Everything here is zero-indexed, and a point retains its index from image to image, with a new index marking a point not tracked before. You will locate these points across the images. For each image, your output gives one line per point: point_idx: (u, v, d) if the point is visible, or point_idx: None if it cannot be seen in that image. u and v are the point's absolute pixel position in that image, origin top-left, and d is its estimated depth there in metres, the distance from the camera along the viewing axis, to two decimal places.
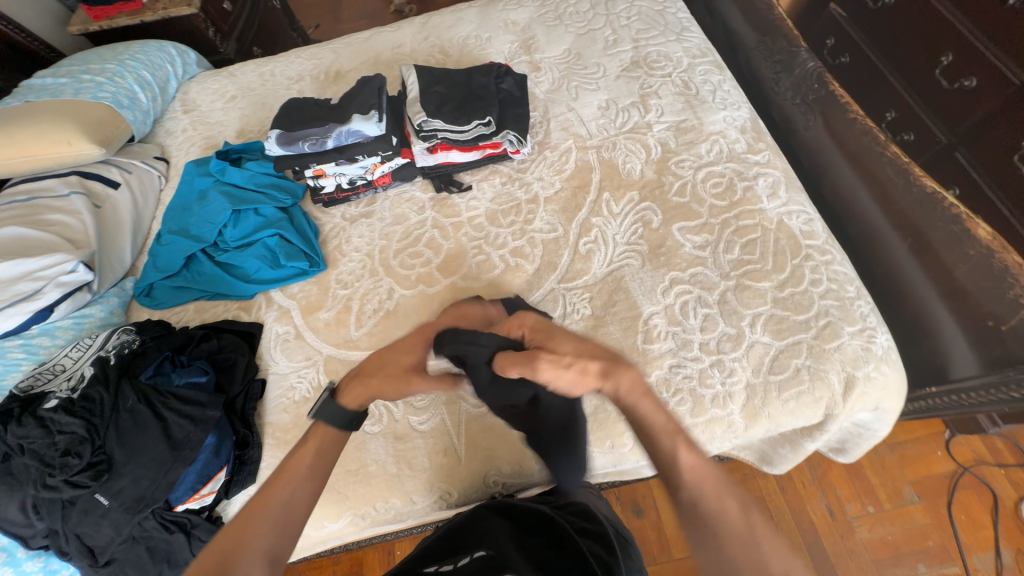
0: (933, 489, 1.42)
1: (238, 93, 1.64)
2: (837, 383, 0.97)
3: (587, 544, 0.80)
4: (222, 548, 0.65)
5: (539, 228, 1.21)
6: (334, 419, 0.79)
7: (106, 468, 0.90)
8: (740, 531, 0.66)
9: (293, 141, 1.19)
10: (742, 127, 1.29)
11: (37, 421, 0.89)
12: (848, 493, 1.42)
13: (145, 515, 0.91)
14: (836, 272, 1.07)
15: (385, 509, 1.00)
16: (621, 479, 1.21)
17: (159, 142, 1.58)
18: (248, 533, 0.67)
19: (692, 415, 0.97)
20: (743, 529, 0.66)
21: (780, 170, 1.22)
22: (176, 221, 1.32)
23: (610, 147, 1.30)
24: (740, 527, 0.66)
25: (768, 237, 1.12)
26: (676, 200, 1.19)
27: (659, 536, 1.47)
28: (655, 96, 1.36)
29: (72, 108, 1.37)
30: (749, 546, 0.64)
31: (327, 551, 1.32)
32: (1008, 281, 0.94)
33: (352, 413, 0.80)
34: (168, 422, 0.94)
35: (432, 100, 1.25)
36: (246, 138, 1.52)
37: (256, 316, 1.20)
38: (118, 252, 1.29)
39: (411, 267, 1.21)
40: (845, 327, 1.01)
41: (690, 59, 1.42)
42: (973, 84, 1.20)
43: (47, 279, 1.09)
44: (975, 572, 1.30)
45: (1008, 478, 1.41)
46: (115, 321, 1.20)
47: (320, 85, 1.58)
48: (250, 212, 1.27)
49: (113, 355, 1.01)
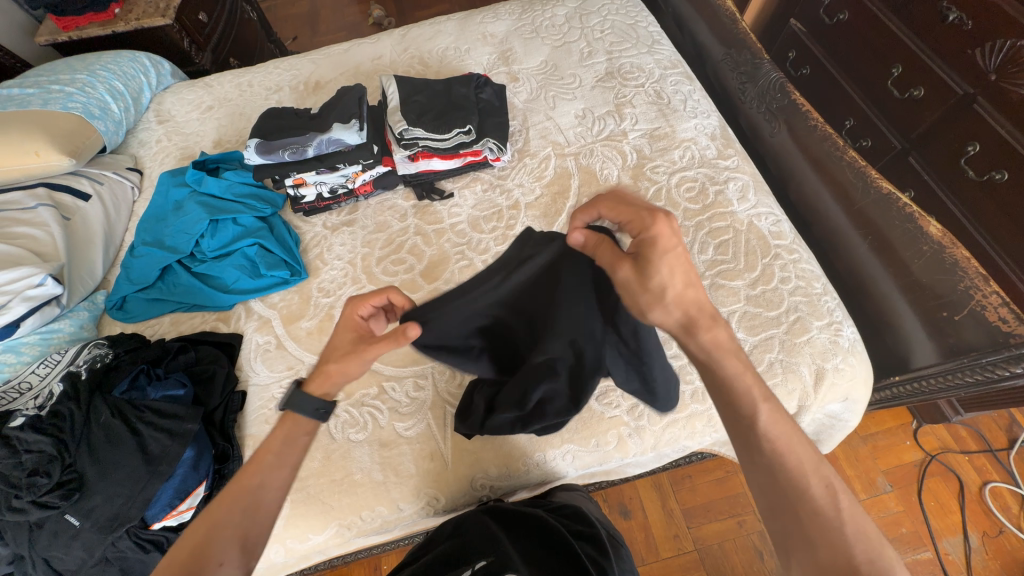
0: (904, 477, 1.48)
1: (215, 104, 1.63)
2: (809, 375, 1.02)
3: (580, 547, 0.86)
4: (193, 539, 0.67)
5: (521, 233, 1.24)
6: (303, 409, 0.76)
7: (77, 487, 0.87)
8: (822, 507, 0.60)
9: (274, 149, 1.19)
10: (712, 134, 1.35)
11: (3, 441, 0.86)
12: None
13: (120, 535, 0.88)
14: (803, 270, 1.12)
15: (371, 518, 0.99)
16: (607, 479, 1.23)
17: (132, 153, 1.55)
18: (212, 532, 0.68)
19: (673, 411, 1.02)
20: (827, 503, 0.60)
21: (749, 174, 1.27)
22: (150, 232, 1.30)
23: (588, 154, 1.34)
24: (823, 499, 0.60)
25: (739, 238, 1.17)
26: (652, 204, 1.24)
27: (646, 535, 1.49)
28: (629, 105, 1.42)
29: (40, 118, 1.34)
30: (827, 520, 0.59)
31: (311, 568, 1.29)
32: (958, 274, 1.01)
33: (318, 403, 0.77)
34: (144, 436, 0.91)
35: (413, 109, 1.27)
36: (223, 148, 1.50)
37: (236, 327, 1.18)
38: (89, 265, 1.25)
39: (395, 274, 1.21)
40: (814, 322, 1.06)
41: (662, 70, 1.48)
42: (920, 93, 1.29)
43: (12, 293, 1.05)
44: (945, 555, 1.36)
45: (971, 464, 1.49)
46: (85, 336, 1.16)
47: (299, 95, 1.59)
48: (228, 222, 1.25)
49: (84, 370, 0.98)
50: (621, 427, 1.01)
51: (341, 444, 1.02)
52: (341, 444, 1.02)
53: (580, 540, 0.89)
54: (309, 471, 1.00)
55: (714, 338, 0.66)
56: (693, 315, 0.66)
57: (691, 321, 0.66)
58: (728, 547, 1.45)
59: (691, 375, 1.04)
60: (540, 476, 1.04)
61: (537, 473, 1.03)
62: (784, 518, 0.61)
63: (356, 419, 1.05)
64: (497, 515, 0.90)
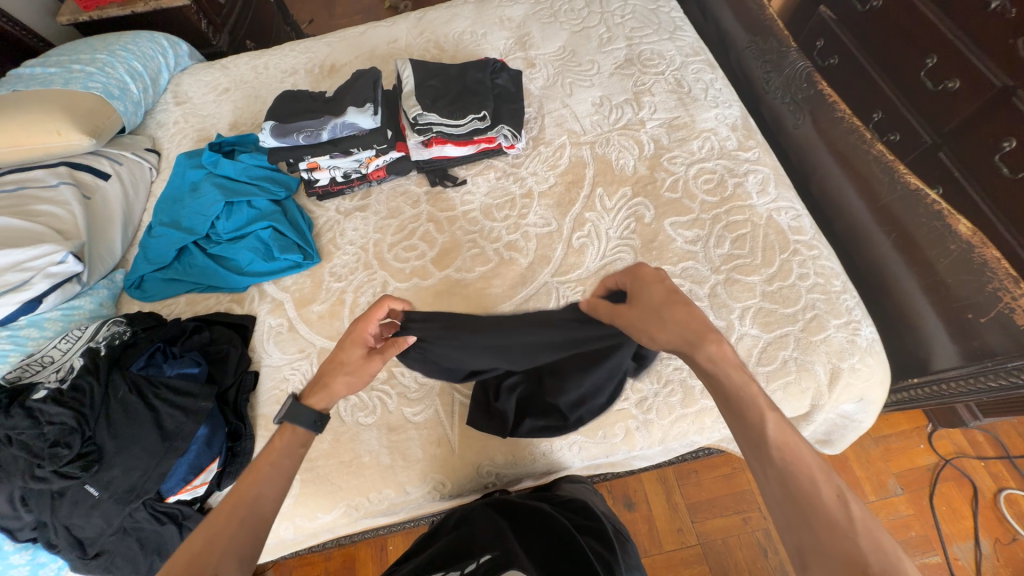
0: (916, 481, 1.45)
1: (231, 86, 1.63)
2: (823, 374, 1.00)
3: (586, 542, 0.88)
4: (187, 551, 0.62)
5: (533, 222, 1.22)
6: (299, 419, 0.76)
7: (96, 459, 0.89)
8: (837, 521, 0.55)
9: (288, 132, 1.18)
10: (733, 125, 1.31)
11: (26, 412, 0.88)
12: None
13: (136, 506, 0.91)
14: (823, 267, 1.09)
15: (378, 500, 1.01)
16: (612, 470, 1.23)
17: (150, 134, 1.56)
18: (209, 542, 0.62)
19: (682, 405, 1.01)
20: (839, 511, 0.56)
21: (770, 167, 1.24)
22: (168, 213, 1.32)
23: (604, 143, 1.32)
24: (835, 507, 0.56)
25: (758, 232, 1.14)
26: (668, 195, 1.21)
27: (650, 528, 1.49)
28: (648, 93, 1.38)
29: (61, 97, 1.35)
30: (843, 535, 0.54)
31: (319, 545, 1.32)
32: (987, 275, 0.97)
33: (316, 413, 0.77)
34: (160, 412, 0.94)
35: (427, 94, 1.25)
36: (239, 131, 1.51)
37: (249, 309, 1.20)
38: (109, 244, 1.27)
39: (406, 260, 1.21)
40: (831, 320, 1.03)
41: (683, 58, 1.44)
42: (956, 86, 1.24)
43: (36, 269, 1.07)
44: (955, 560, 1.34)
45: (987, 469, 1.45)
46: (104, 313, 1.19)
47: (314, 78, 1.58)
48: (243, 205, 1.27)
49: (103, 346, 1.00)
50: (629, 420, 1.01)
51: (351, 426, 1.04)
52: (350, 427, 1.04)
53: (585, 535, 0.91)
54: (319, 452, 1.02)
55: (719, 352, 0.67)
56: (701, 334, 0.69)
57: (691, 337, 0.68)
58: (732, 543, 1.45)
59: None
60: (546, 465, 1.05)
61: (543, 463, 1.04)
62: (806, 536, 0.56)
63: (366, 403, 1.06)
64: (502, 510, 0.92)
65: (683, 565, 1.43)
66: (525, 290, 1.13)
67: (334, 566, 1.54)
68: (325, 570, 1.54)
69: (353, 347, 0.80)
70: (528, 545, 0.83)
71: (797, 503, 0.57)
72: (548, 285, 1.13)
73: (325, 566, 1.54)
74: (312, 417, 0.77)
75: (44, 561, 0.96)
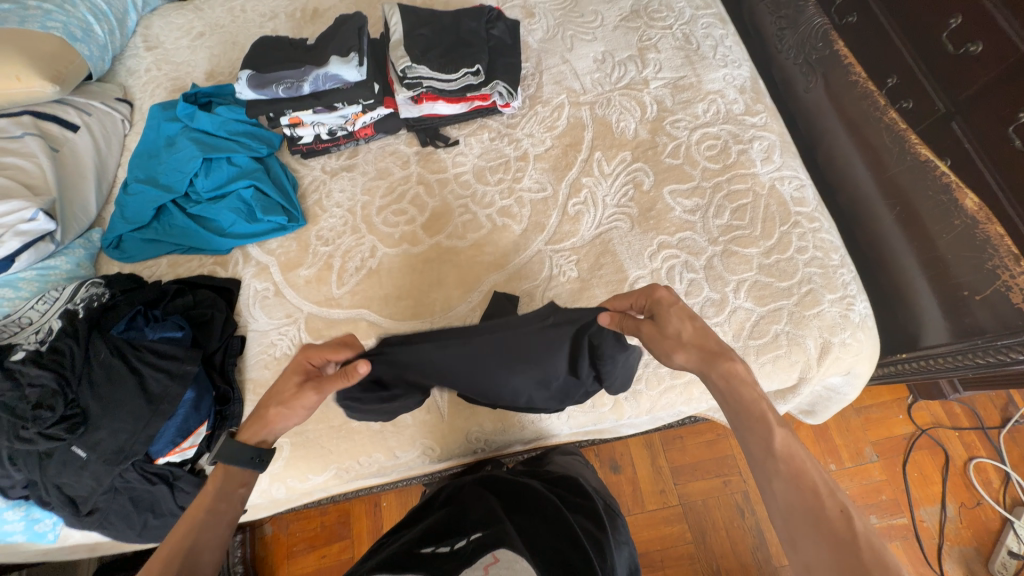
0: (891, 449, 1.50)
1: (206, 30, 1.51)
2: (813, 348, 1.00)
3: (578, 520, 0.89)
4: None
5: (528, 187, 1.18)
6: (237, 459, 0.75)
7: (82, 420, 0.88)
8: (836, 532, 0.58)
9: (266, 85, 1.07)
10: (741, 87, 1.24)
11: (6, 373, 0.88)
12: (813, 452, 1.50)
13: (126, 467, 0.91)
14: (823, 240, 1.07)
15: (368, 463, 1.02)
16: (600, 437, 1.26)
17: (120, 82, 1.46)
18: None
19: (672, 376, 1.01)
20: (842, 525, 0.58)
21: (777, 134, 1.18)
22: (143, 169, 1.26)
23: (605, 103, 1.25)
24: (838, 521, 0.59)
25: (759, 202, 1.10)
26: (669, 161, 1.16)
27: (634, 489, 1.55)
28: (654, 50, 1.29)
29: (17, 37, 1.23)
30: (841, 547, 0.57)
31: (313, 501, 1.36)
32: (988, 252, 0.93)
33: (256, 450, 0.77)
34: (144, 376, 0.92)
35: (417, 44, 1.15)
36: (216, 81, 1.41)
37: (234, 272, 1.16)
38: (82, 200, 1.21)
39: (395, 224, 1.17)
40: (827, 295, 1.02)
41: (693, 11, 1.34)
42: None
43: (4, 227, 1.03)
44: (920, 522, 1.41)
45: (960, 439, 1.50)
46: (82, 274, 1.15)
47: (296, 23, 1.46)
48: (222, 161, 1.20)
49: (82, 308, 0.96)
50: (618, 391, 1.01)
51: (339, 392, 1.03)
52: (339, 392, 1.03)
53: (576, 513, 0.92)
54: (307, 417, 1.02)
55: (731, 370, 0.71)
56: (709, 351, 0.73)
57: (710, 355, 0.72)
58: (711, 504, 1.51)
59: None
60: (535, 433, 1.06)
61: (531, 431, 1.05)
62: (813, 539, 0.59)
63: None
64: (495, 489, 0.93)
65: (665, 523, 1.50)
66: (517, 258, 1.10)
67: (329, 520, 1.60)
68: (321, 523, 1.60)
69: (290, 376, 0.77)
70: (519, 522, 0.85)
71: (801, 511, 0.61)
72: (541, 254, 1.10)
73: (321, 520, 1.60)
74: (255, 452, 0.77)
75: (39, 517, 0.97)
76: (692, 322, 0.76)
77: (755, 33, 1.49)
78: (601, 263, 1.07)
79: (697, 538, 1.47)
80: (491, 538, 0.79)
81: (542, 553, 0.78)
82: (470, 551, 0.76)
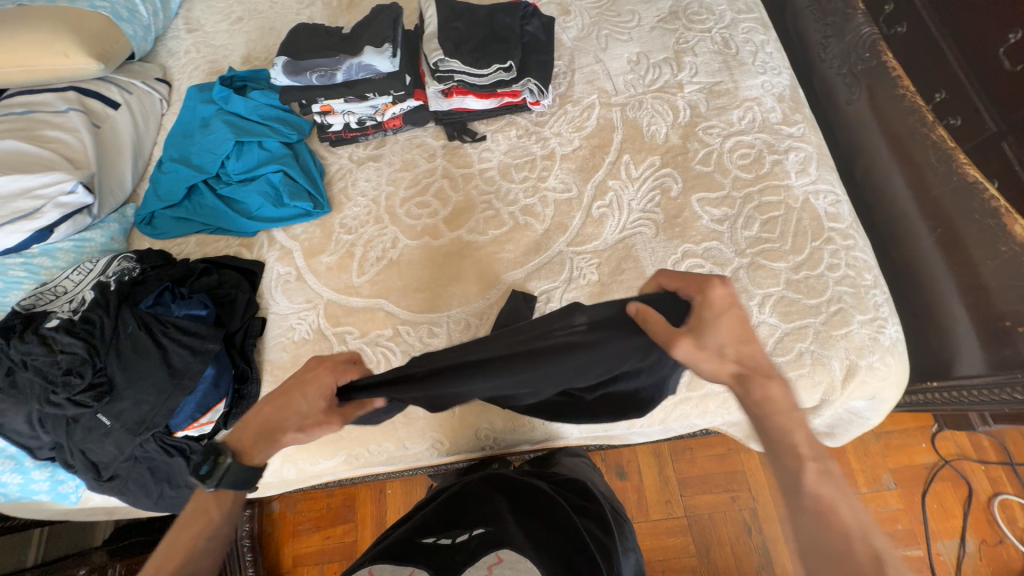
0: (911, 477, 1.45)
1: (245, 15, 1.53)
2: (838, 370, 0.96)
3: (584, 524, 0.88)
4: None
5: (553, 186, 1.16)
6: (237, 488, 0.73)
7: (107, 390, 0.92)
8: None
9: (301, 71, 1.07)
10: (780, 95, 1.20)
11: (40, 339, 0.91)
12: None
13: (146, 438, 0.94)
14: (856, 259, 1.03)
15: (378, 451, 1.04)
16: (610, 443, 1.24)
17: (160, 62, 1.49)
18: None
19: (688, 388, 0.99)
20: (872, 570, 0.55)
21: (814, 146, 1.14)
22: (178, 148, 1.30)
23: (636, 106, 1.22)
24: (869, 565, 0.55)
25: (791, 216, 1.07)
26: (699, 168, 1.13)
27: (639, 497, 1.53)
28: (690, 53, 1.26)
29: (68, 16, 1.28)
30: None
31: (321, 484, 1.38)
32: None
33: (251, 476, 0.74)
34: (168, 351, 0.94)
35: (451, 37, 1.15)
36: (252, 66, 1.44)
37: (258, 254, 1.18)
38: (119, 176, 1.25)
39: (418, 217, 1.17)
40: (856, 316, 0.99)
41: (734, 15, 1.30)
42: None
43: (46, 198, 1.07)
44: (937, 555, 1.36)
45: (986, 473, 1.44)
46: (115, 248, 1.18)
47: (332, 12, 1.47)
48: (254, 145, 1.22)
49: (113, 281, 0.99)
50: None
51: None
52: None
53: (583, 517, 0.91)
54: None
55: (767, 394, 0.68)
56: (748, 368, 0.69)
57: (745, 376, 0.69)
58: (718, 519, 1.48)
59: None
60: (544, 434, 1.06)
61: (541, 432, 1.05)
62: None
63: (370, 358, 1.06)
64: (502, 486, 0.93)
65: (668, 534, 1.48)
66: (538, 258, 1.09)
67: (335, 503, 1.63)
68: (327, 505, 1.63)
69: (314, 399, 0.76)
70: (524, 521, 0.84)
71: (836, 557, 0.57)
72: (562, 255, 1.09)
73: (327, 502, 1.63)
74: (248, 474, 0.74)
75: (62, 479, 1.01)
76: (737, 326, 0.70)
77: (798, 40, 1.44)
78: (622, 268, 1.06)
79: (701, 552, 1.45)
80: (494, 537, 0.79)
81: (545, 553, 0.77)
82: (472, 549, 0.76)
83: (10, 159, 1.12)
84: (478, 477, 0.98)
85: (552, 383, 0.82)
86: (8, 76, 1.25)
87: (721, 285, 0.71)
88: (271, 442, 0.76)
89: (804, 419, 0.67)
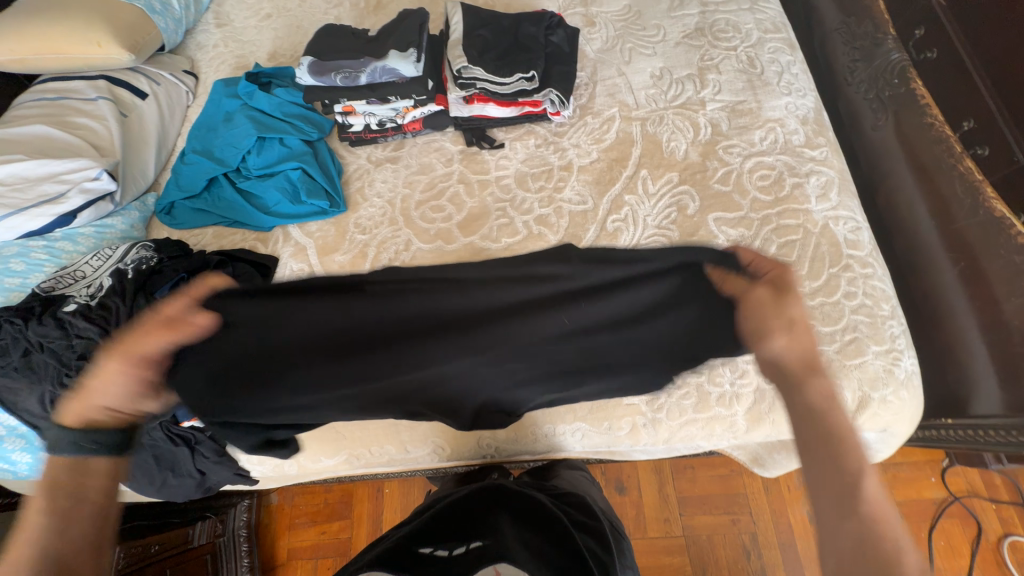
0: (918, 512, 1.42)
1: (273, 12, 1.56)
2: (850, 400, 0.95)
3: (583, 538, 0.88)
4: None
5: (568, 198, 1.16)
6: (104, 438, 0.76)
7: None
8: None
9: (325, 72, 1.08)
10: (803, 117, 1.18)
11: (57, 322, 0.92)
12: None
13: (153, 426, 0.95)
14: (873, 288, 1.01)
15: (379, 453, 1.05)
16: (611, 458, 1.23)
17: (189, 55, 1.52)
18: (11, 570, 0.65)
19: (696, 410, 0.98)
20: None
21: (837, 171, 1.13)
22: (200, 140, 1.32)
23: (657, 121, 1.22)
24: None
25: (809, 240, 1.05)
26: (718, 188, 1.12)
27: (638, 513, 1.51)
28: (715, 71, 1.25)
29: (104, 7, 1.31)
30: None
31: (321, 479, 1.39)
32: None
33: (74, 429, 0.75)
34: None
35: (476, 44, 1.16)
36: (277, 62, 1.46)
37: (273, 249, 1.20)
38: (142, 165, 1.27)
39: (432, 221, 1.18)
40: (871, 346, 0.97)
41: (760, 34, 1.29)
42: None
43: (72, 184, 1.09)
44: None
45: (997, 513, 1.40)
46: (134, 235, 1.20)
47: (359, 13, 1.49)
48: (275, 141, 1.24)
49: (131, 270, 1.01)
50: (637, 416, 0.99)
51: None
52: None
53: (582, 532, 0.90)
54: None
55: (823, 388, 0.70)
56: (788, 360, 0.72)
57: (807, 364, 0.71)
58: (716, 540, 1.46)
59: (721, 377, 0.98)
60: (547, 446, 1.05)
61: (544, 442, 1.04)
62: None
63: None
64: (501, 500, 0.92)
65: (666, 553, 1.46)
66: None
67: (333, 498, 1.63)
68: (324, 500, 1.64)
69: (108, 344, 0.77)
70: (522, 536, 0.83)
71: (853, 534, 0.61)
72: None
73: (325, 496, 1.64)
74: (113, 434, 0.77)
75: None
76: (795, 314, 0.72)
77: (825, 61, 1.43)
78: None
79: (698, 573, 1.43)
80: (491, 552, 0.77)
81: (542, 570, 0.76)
82: (469, 563, 0.75)
83: (40, 144, 1.15)
84: (478, 487, 0.97)
85: (483, 349, 0.81)
86: (42, 62, 1.28)
87: (786, 272, 0.76)
88: (90, 405, 0.76)
89: (860, 443, 0.66)
